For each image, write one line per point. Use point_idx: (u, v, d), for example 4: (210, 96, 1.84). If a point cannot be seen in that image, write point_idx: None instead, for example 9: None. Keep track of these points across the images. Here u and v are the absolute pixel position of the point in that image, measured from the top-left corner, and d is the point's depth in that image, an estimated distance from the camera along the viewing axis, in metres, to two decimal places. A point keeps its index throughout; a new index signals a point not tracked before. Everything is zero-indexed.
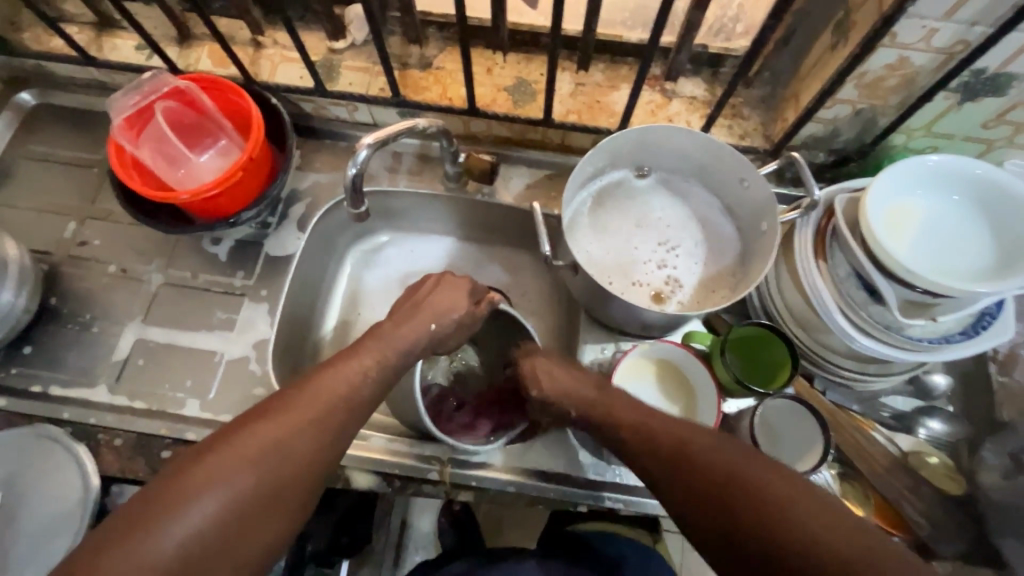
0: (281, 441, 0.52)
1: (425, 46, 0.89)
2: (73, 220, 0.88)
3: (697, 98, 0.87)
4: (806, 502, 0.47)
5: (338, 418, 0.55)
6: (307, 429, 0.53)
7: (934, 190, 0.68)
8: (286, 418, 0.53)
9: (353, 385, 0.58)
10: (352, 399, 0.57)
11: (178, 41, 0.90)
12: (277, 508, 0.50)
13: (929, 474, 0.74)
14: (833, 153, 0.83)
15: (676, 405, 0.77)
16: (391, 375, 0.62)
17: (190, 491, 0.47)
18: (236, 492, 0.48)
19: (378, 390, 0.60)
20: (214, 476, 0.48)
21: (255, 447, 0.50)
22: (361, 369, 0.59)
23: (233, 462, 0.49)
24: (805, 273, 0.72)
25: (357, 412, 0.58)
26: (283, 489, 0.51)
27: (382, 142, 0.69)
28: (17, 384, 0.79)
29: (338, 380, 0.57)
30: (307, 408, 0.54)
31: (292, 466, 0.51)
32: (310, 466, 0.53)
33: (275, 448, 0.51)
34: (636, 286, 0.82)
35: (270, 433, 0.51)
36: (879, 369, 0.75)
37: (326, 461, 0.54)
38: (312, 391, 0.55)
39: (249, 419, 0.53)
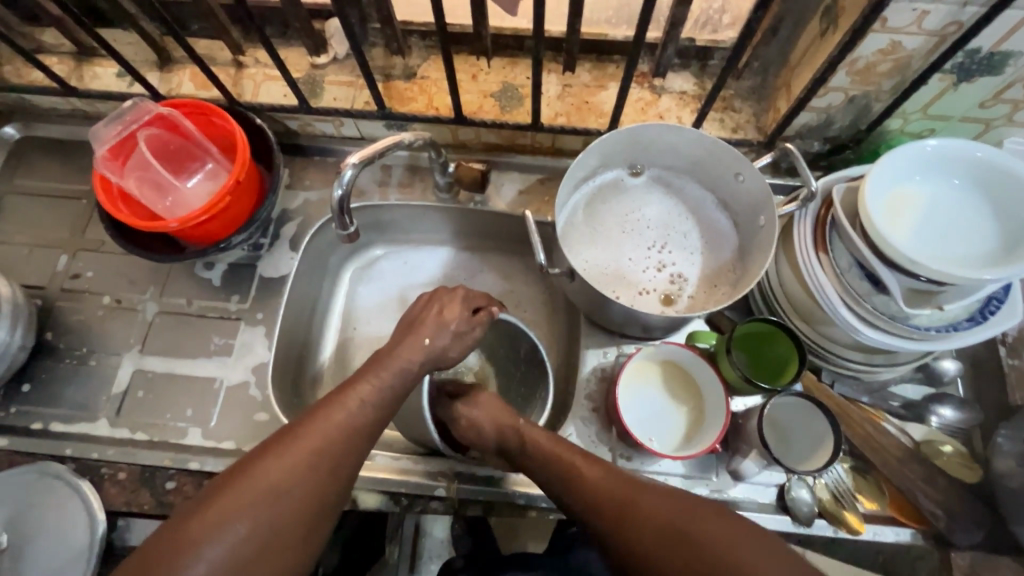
0: (284, 479, 0.51)
1: (408, 56, 0.88)
2: (65, 252, 0.87)
3: (687, 92, 0.85)
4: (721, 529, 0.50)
5: (342, 449, 0.54)
6: (310, 465, 0.52)
7: (933, 175, 0.66)
8: (289, 455, 0.52)
9: (354, 414, 0.57)
10: (353, 429, 0.56)
11: (159, 65, 0.89)
12: (283, 548, 0.49)
13: (942, 463, 0.73)
14: (828, 141, 0.82)
15: (683, 407, 0.76)
16: (393, 397, 0.61)
17: (194, 538, 0.46)
18: (239, 538, 0.47)
19: (380, 413, 0.59)
20: (216, 524, 0.47)
21: (257, 487, 0.49)
22: (362, 396, 0.58)
23: (237, 506, 0.48)
24: (806, 266, 0.71)
25: (359, 442, 0.56)
26: (289, 530, 0.50)
27: (368, 159, 0.67)
28: (18, 422, 0.79)
29: (340, 410, 0.56)
30: (309, 442, 0.53)
31: (294, 508, 0.50)
32: (314, 503, 0.52)
33: (278, 487, 0.50)
34: (644, 292, 0.81)
35: (273, 472, 0.50)
36: (886, 359, 0.73)
37: (331, 496, 0.53)
38: (313, 424, 0.55)
39: (251, 457, 0.52)
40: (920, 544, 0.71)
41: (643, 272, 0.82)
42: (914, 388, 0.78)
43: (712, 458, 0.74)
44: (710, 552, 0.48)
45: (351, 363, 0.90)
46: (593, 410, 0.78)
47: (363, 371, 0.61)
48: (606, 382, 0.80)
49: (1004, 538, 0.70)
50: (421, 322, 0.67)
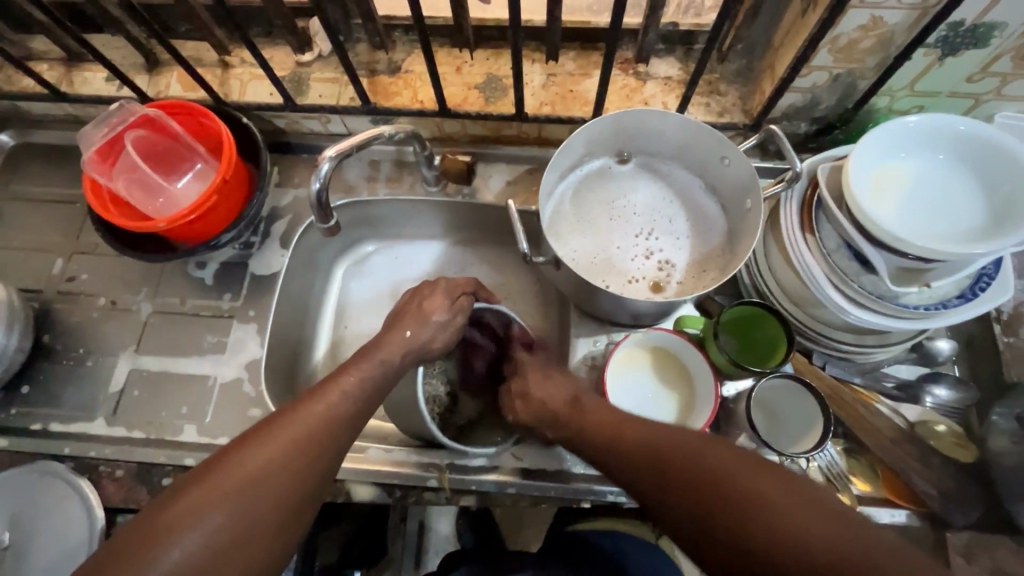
0: (263, 469, 0.51)
1: (393, 51, 0.88)
2: (61, 256, 0.89)
3: (672, 77, 0.85)
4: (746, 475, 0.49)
5: (323, 440, 0.55)
6: (290, 455, 0.53)
7: (918, 150, 0.65)
8: (269, 445, 0.53)
9: (335, 405, 0.58)
10: (334, 419, 0.57)
11: (147, 69, 0.90)
12: (261, 537, 0.50)
13: (937, 444, 0.72)
14: (815, 122, 0.81)
15: (675, 392, 0.75)
16: (374, 390, 0.62)
17: (170, 527, 0.47)
18: (215, 527, 0.48)
19: (363, 404, 0.60)
20: (193, 513, 0.48)
21: (237, 477, 0.50)
22: (344, 388, 0.59)
23: (214, 495, 0.49)
24: (793, 248, 0.70)
25: (341, 432, 0.57)
26: (267, 520, 0.50)
27: (345, 153, 0.68)
28: (18, 423, 0.80)
29: (320, 402, 0.57)
30: (290, 433, 0.54)
31: (272, 499, 0.51)
32: (292, 494, 0.52)
33: (257, 476, 0.51)
34: (632, 281, 0.81)
35: (254, 461, 0.51)
36: (878, 339, 0.73)
37: (311, 486, 0.54)
38: (294, 415, 0.56)
39: (231, 447, 0.53)
40: (915, 525, 0.70)
41: (631, 261, 0.82)
42: (908, 369, 0.77)
43: None
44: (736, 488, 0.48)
45: (345, 358, 0.91)
46: None
47: (345, 364, 0.63)
48: (597, 370, 0.80)
49: (1001, 517, 0.69)
50: (405, 316, 0.69)
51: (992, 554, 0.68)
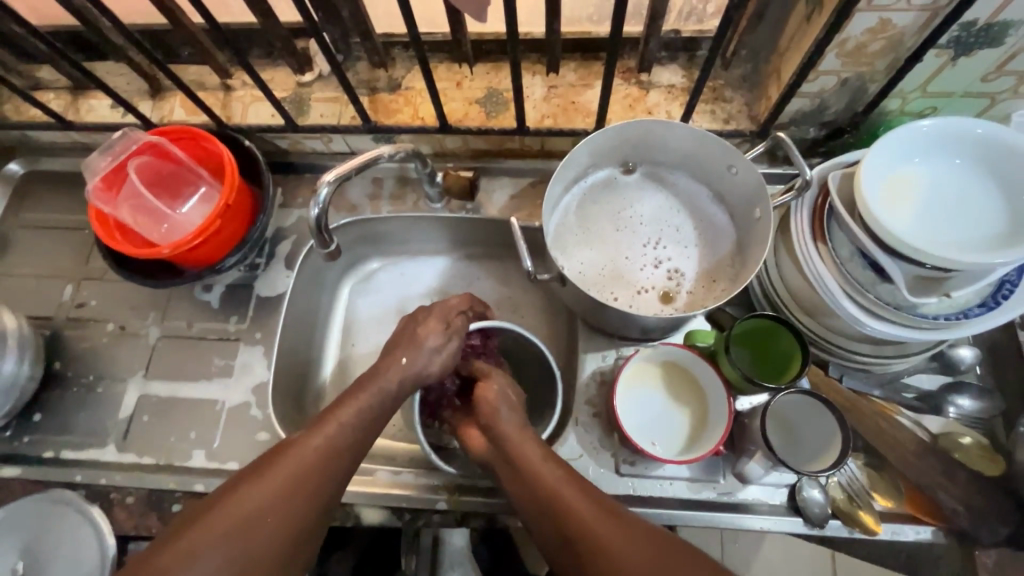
0: (261, 506, 0.52)
1: (392, 68, 0.88)
2: (70, 282, 0.89)
3: (675, 85, 0.83)
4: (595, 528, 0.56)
5: (319, 474, 0.56)
6: (287, 492, 0.54)
7: (933, 155, 0.63)
8: (266, 482, 0.54)
9: (333, 438, 0.58)
10: (331, 453, 0.58)
11: (151, 94, 0.91)
12: (257, 574, 0.51)
13: (963, 457, 0.70)
14: (824, 126, 0.79)
15: (686, 407, 0.74)
16: (372, 421, 0.62)
17: (163, 571, 0.47)
18: (211, 567, 0.49)
19: (362, 435, 0.61)
20: (189, 554, 0.49)
21: (234, 516, 0.51)
22: (343, 419, 0.60)
23: (212, 535, 0.50)
24: (805, 259, 0.68)
25: (338, 466, 0.58)
26: (261, 559, 0.51)
27: (344, 176, 0.68)
28: (31, 451, 0.81)
29: (318, 435, 0.58)
30: (287, 469, 0.55)
31: (265, 539, 0.52)
32: (288, 531, 0.53)
33: (256, 514, 0.52)
34: (641, 291, 0.79)
35: (252, 499, 0.52)
36: (896, 350, 0.70)
37: (307, 522, 0.54)
38: (292, 450, 0.56)
39: (229, 486, 0.54)
40: (942, 542, 0.68)
41: (640, 270, 0.80)
42: (929, 378, 0.75)
43: (718, 461, 0.72)
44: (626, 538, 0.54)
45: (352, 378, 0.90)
46: (594, 415, 0.76)
47: (346, 393, 0.63)
48: (606, 386, 0.78)
49: None
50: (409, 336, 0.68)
51: None
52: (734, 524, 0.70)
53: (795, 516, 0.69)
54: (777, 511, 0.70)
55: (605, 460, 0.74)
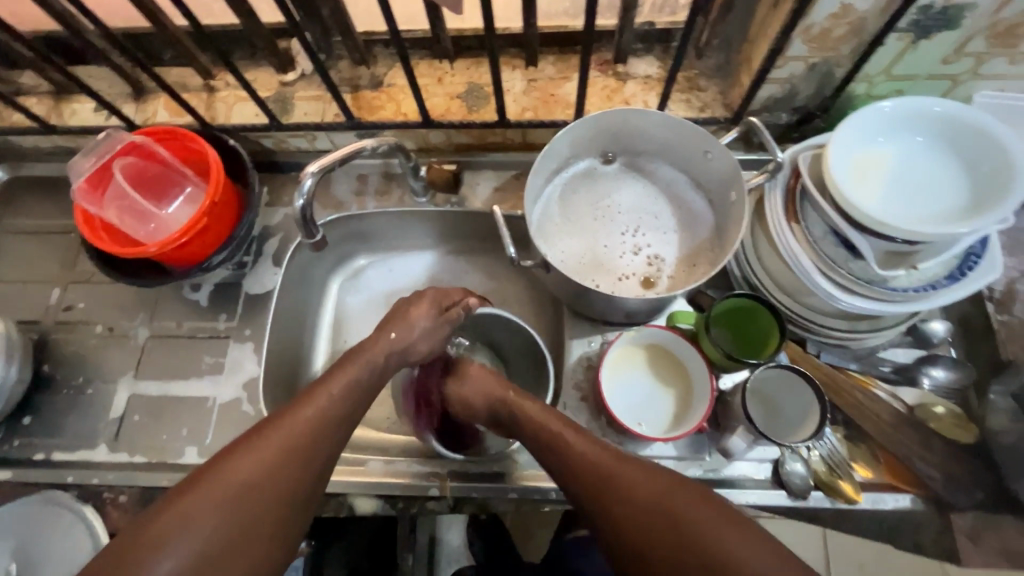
0: (253, 474, 0.53)
1: (374, 65, 0.89)
2: (57, 286, 0.90)
3: (651, 76, 0.85)
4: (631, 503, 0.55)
5: (311, 443, 0.57)
6: (280, 459, 0.55)
7: (896, 134, 0.66)
8: (259, 450, 0.54)
9: (323, 408, 0.60)
10: (323, 422, 0.59)
11: (134, 97, 0.91)
12: (251, 541, 0.52)
13: (937, 425, 0.72)
14: (796, 111, 0.81)
15: (671, 389, 0.75)
16: (361, 392, 0.64)
17: (160, 537, 0.48)
18: (205, 531, 0.50)
19: (352, 407, 0.62)
20: (182, 519, 0.49)
21: (228, 483, 0.52)
22: (332, 392, 0.61)
23: (205, 501, 0.51)
24: (780, 237, 0.70)
25: (330, 435, 0.59)
26: (257, 524, 0.52)
27: (327, 168, 0.70)
28: (21, 454, 0.81)
29: (308, 407, 0.59)
30: (278, 437, 0.56)
31: (261, 503, 0.53)
32: (283, 498, 0.54)
33: (250, 481, 0.53)
34: (622, 277, 0.81)
35: (245, 468, 0.53)
36: (870, 324, 0.73)
37: (299, 489, 0.55)
38: (284, 421, 0.57)
39: (222, 457, 0.54)
40: (920, 509, 0.70)
41: (621, 258, 0.82)
42: (905, 352, 0.77)
43: (702, 439, 0.74)
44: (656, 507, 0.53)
45: None
46: (581, 399, 0.78)
47: (335, 368, 0.64)
48: (593, 371, 0.80)
49: (1004, 496, 0.69)
50: (395, 322, 0.70)
51: (998, 534, 0.68)
52: (721, 499, 0.71)
53: (779, 489, 0.71)
54: (762, 485, 0.72)
55: (594, 441, 0.75)
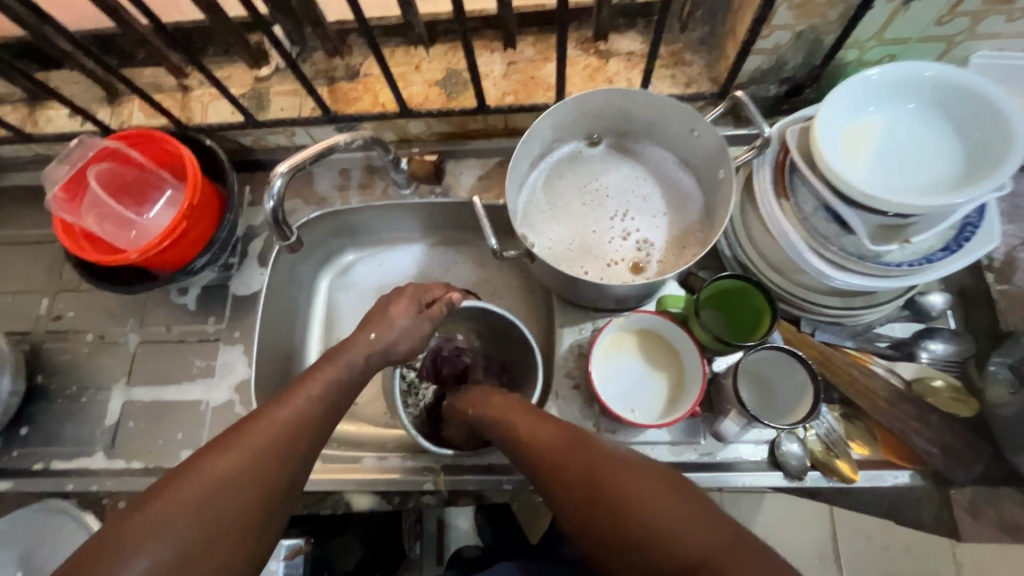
0: (227, 474, 0.51)
1: (349, 55, 0.87)
2: (46, 295, 0.89)
3: (634, 53, 0.82)
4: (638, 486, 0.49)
5: (292, 442, 0.56)
6: (257, 460, 0.53)
7: (886, 103, 0.63)
8: (238, 450, 0.53)
9: (303, 408, 0.59)
10: (302, 421, 0.58)
11: (109, 101, 0.90)
12: (229, 542, 0.50)
13: (935, 400, 0.71)
14: (785, 83, 0.79)
15: (663, 374, 0.74)
16: (341, 392, 0.63)
17: (131, 540, 0.47)
18: (180, 534, 0.48)
19: (332, 408, 0.61)
20: (156, 523, 0.48)
21: (203, 482, 0.50)
22: (313, 391, 0.60)
23: (179, 500, 0.49)
24: (769, 216, 0.68)
25: (310, 435, 0.58)
26: (236, 524, 0.50)
27: (298, 166, 0.68)
28: (21, 464, 0.81)
29: (287, 406, 0.58)
30: (259, 437, 0.55)
31: (238, 500, 0.51)
32: (266, 495, 0.53)
33: (227, 480, 0.51)
34: (611, 263, 0.79)
35: (220, 468, 0.51)
36: (866, 300, 0.71)
37: (279, 488, 0.54)
38: (261, 420, 0.56)
39: (197, 456, 0.53)
40: (919, 484, 0.69)
41: (609, 243, 0.80)
42: (902, 326, 0.75)
43: (697, 423, 0.73)
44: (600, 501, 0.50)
45: None
46: (575, 388, 0.77)
47: (311, 369, 0.64)
48: (584, 358, 0.79)
49: (1003, 469, 0.69)
50: (377, 320, 0.69)
51: (999, 507, 0.68)
52: (718, 481, 0.71)
53: (775, 471, 0.70)
54: (759, 467, 0.71)
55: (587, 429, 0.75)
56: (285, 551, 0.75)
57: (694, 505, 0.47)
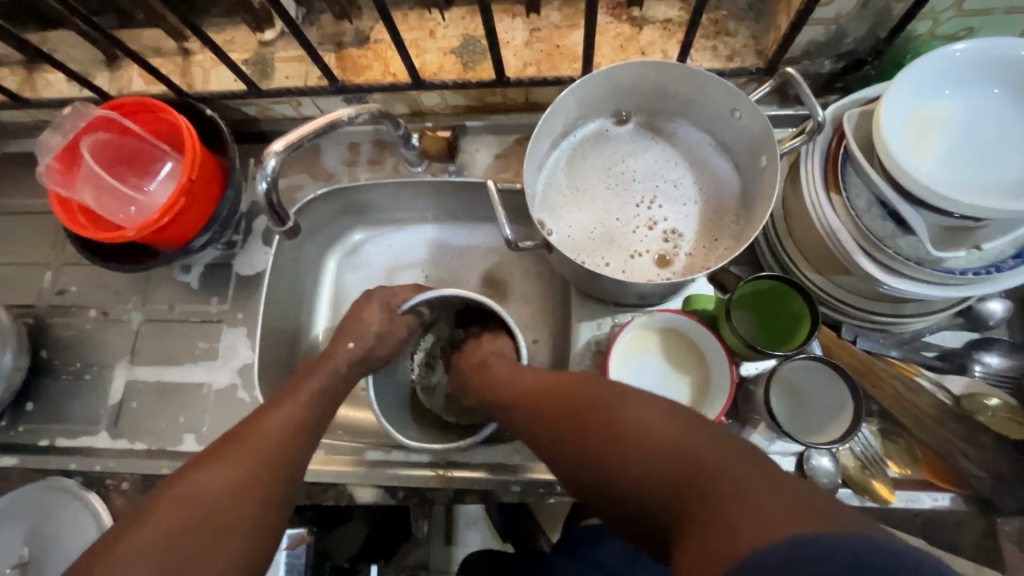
0: (219, 484, 0.49)
1: (358, 19, 0.80)
2: (49, 268, 0.87)
3: (671, 21, 0.74)
4: (637, 417, 0.45)
5: (287, 445, 0.54)
6: (252, 467, 0.51)
7: (967, 86, 0.55)
8: (224, 461, 0.50)
9: (292, 414, 0.57)
10: (294, 423, 0.57)
11: (108, 64, 0.85)
12: (225, 550, 0.46)
13: (988, 419, 0.65)
14: (842, 58, 0.70)
15: (686, 375, 0.69)
16: (328, 399, 0.62)
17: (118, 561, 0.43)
18: (171, 547, 0.45)
19: (321, 415, 0.60)
20: (145, 541, 0.44)
21: (192, 495, 0.47)
22: (299, 401, 0.59)
23: (170, 516, 0.46)
24: (815, 211, 0.61)
25: (303, 437, 0.57)
26: (229, 525, 0.47)
27: (293, 146, 0.63)
28: (27, 440, 0.81)
29: (276, 413, 0.57)
30: (247, 445, 0.52)
31: (231, 503, 0.48)
32: (261, 497, 0.50)
33: (219, 494, 0.48)
34: (635, 255, 0.73)
35: (213, 477, 0.49)
36: (917, 308, 0.65)
37: (271, 493, 0.51)
38: (252, 428, 0.55)
39: (186, 469, 0.50)
40: (961, 509, 0.64)
41: (633, 233, 0.74)
42: (953, 335, 0.69)
43: None
44: (584, 435, 0.47)
45: None
46: None
47: (302, 378, 0.64)
48: (602, 356, 0.74)
49: None
50: None
51: None
52: None
53: None
54: None
55: None
56: (287, 540, 0.72)
57: (706, 431, 0.42)
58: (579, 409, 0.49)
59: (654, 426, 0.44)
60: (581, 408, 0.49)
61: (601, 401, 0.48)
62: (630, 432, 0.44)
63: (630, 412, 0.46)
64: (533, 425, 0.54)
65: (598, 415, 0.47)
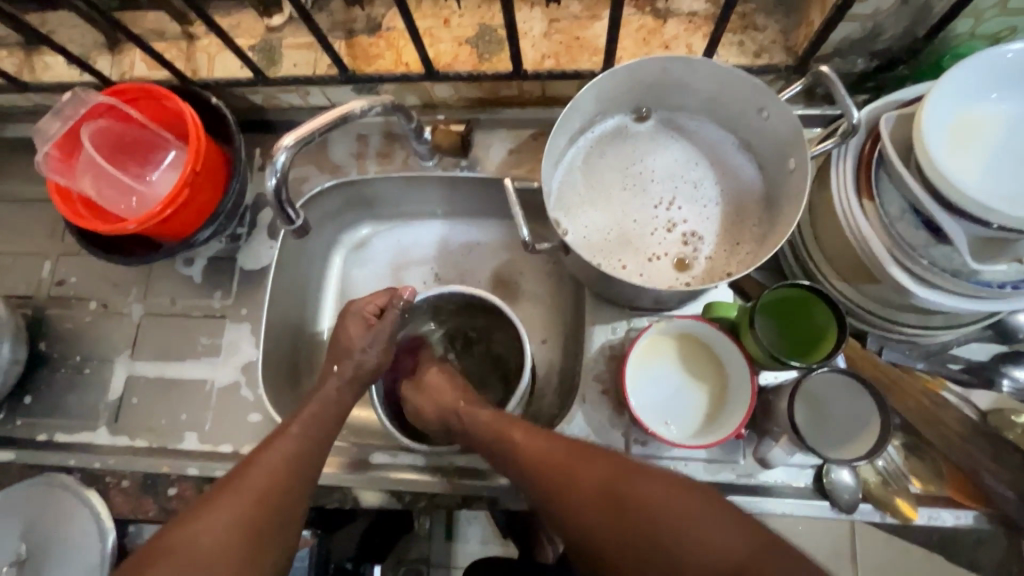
0: (222, 530, 0.53)
1: (370, 5, 0.77)
2: (48, 258, 0.85)
3: (697, 13, 0.71)
4: (664, 502, 0.50)
5: (287, 486, 0.57)
6: (254, 511, 0.54)
7: (1014, 90, 0.52)
8: (225, 509, 0.54)
9: (292, 450, 0.59)
10: (296, 460, 0.59)
11: (109, 48, 0.82)
12: None
13: (1017, 437, 0.63)
14: (876, 56, 0.67)
15: (704, 383, 0.67)
16: (329, 424, 0.64)
17: None
18: None
19: (320, 444, 0.62)
20: None
21: (194, 545, 0.51)
22: (296, 432, 0.61)
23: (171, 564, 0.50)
24: (846, 217, 0.59)
25: (305, 474, 0.59)
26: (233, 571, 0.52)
27: (303, 141, 0.61)
28: (24, 434, 0.79)
29: (274, 449, 0.59)
30: (249, 489, 0.55)
31: (234, 549, 0.52)
32: (262, 538, 0.54)
33: (216, 540, 0.52)
34: (653, 257, 0.71)
35: (215, 524, 0.53)
36: (946, 320, 0.62)
37: (269, 532, 0.55)
38: (253, 465, 0.57)
39: (191, 512, 0.54)
40: (986, 527, 0.62)
41: (651, 235, 0.72)
42: (981, 346, 0.67)
43: (737, 441, 0.66)
44: (618, 518, 0.50)
45: None
46: (603, 393, 0.70)
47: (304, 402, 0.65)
48: (616, 361, 0.71)
49: None
50: None
51: None
52: (755, 507, 0.64)
53: (821, 499, 0.64)
54: (802, 494, 0.64)
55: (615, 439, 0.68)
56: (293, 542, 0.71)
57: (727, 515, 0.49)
58: (602, 488, 0.52)
59: (681, 515, 0.48)
60: (601, 489, 0.52)
61: (625, 480, 0.52)
62: (659, 520, 0.49)
63: (654, 491, 0.50)
64: (542, 494, 0.55)
65: (623, 500, 0.51)
